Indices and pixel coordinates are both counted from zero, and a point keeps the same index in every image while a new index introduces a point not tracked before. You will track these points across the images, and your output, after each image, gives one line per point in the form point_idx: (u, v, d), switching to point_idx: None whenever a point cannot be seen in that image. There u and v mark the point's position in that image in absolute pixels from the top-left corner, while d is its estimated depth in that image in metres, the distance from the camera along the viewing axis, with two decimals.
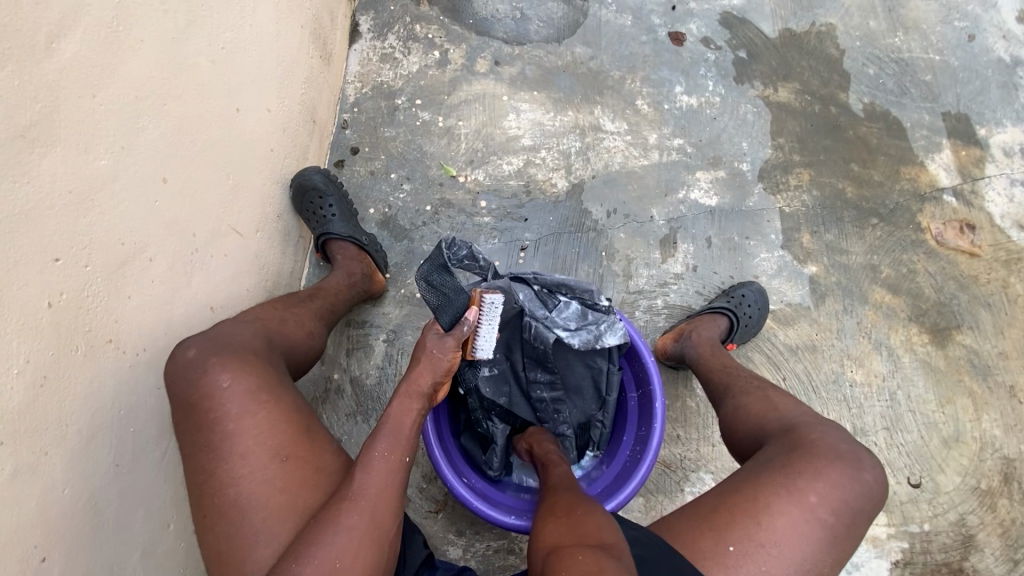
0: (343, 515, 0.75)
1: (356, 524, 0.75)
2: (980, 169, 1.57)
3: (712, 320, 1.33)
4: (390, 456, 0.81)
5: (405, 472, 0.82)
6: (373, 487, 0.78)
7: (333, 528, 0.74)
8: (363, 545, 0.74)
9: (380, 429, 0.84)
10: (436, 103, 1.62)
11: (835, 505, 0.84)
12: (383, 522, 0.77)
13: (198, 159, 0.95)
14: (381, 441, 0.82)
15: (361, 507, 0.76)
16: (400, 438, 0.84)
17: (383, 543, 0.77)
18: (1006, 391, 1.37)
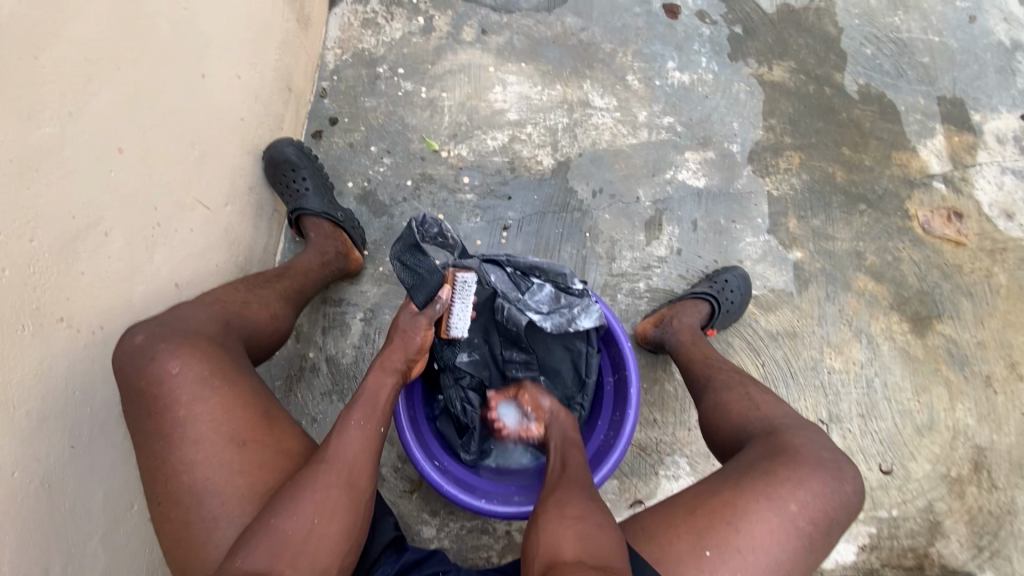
0: (319, 477, 0.75)
1: (333, 483, 0.75)
2: (971, 156, 1.55)
3: (695, 306, 1.30)
4: (366, 422, 0.83)
5: (378, 439, 0.83)
6: (349, 449, 0.79)
7: (309, 489, 0.73)
8: (341, 506, 0.74)
9: (355, 399, 0.86)
10: (419, 72, 1.55)
11: (816, 516, 0.75)
12: (359, 482, 0.77)
13: (158, 127, 0.90)
14: (356, 408, 0.84)
15: (339, 468, 0.76)
16: (376, 406, 0.86)
17: (359, 507, 0.76)
18: (982, 381, 1.38)
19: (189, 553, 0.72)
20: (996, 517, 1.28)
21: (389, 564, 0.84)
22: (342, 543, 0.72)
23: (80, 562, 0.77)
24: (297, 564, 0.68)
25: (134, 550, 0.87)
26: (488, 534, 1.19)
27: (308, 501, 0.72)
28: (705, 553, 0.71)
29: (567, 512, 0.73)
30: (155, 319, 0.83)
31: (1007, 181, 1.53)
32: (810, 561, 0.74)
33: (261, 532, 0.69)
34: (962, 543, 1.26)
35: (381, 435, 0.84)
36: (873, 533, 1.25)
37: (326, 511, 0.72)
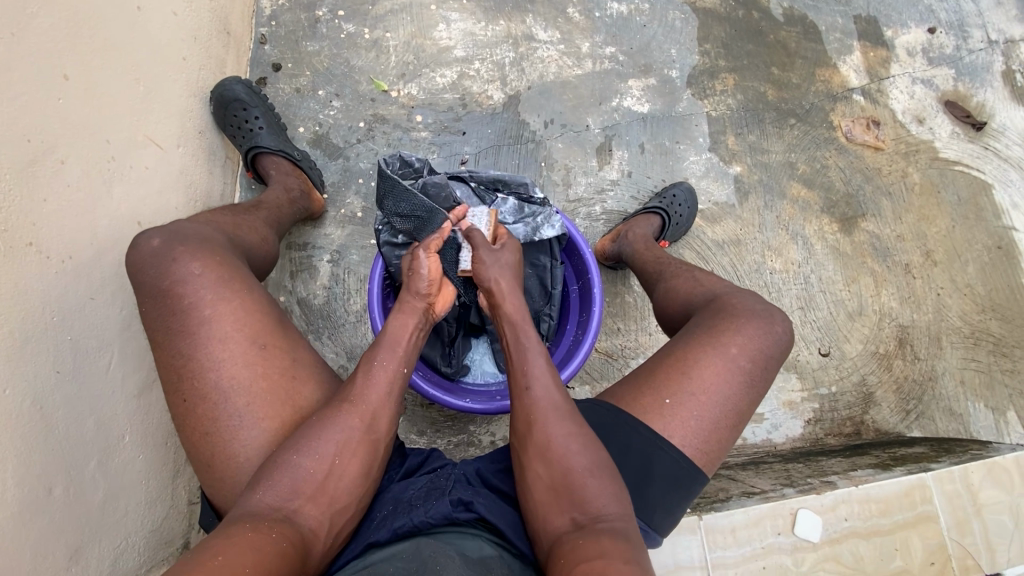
0: (341, 419, 0.78)
1: (354, 427, 0.78)
2: (886, 69, 1.67)
3: (647, 219, 1.39)
4: (390, 365, 0.84)
5: (403, 382, 0.85)
6: (374, 392, 0.81)
7: (330, 428, 0.77)
8: (360, 447, 0.78)
9: (379, 343, 0.87)
10: (359, 14, 1.52)
11: (754, 354, 0.89)
12: (380, 427, 0.80)
13: (97, 57, 0.91)
14: (384, 350, 0.85)
15: (362, 410, 0.79)
16: (398, 349, 0.86)
17: (377, 447, 0.80)
18: (902, 269, 1.54)
19: (215, 450, 0.77)
20: (919, 384, 1.46)
21: (394, 469, 0.86)
22: (361, 478, 0.77)
23: (82, 484, 0.81)
24: (317, 499, 0.73)
25: (129, 477, 0.92)
26: (473, 445, 1.29)
27: (329, 439, 0.76)
28: (665, 401, 0.83)
29: (556, 463, 0.76)
30: (167, 227, 0.86)
31: (917, 90, 1.67)
32: (753, 392, 0.88)
33: (283, 465, 0.74)
34: (891, 408, 1.44)
35: (405, 377, 0.86)
36: (816, 408, 1.41)
37: (346, 451, 0.77)
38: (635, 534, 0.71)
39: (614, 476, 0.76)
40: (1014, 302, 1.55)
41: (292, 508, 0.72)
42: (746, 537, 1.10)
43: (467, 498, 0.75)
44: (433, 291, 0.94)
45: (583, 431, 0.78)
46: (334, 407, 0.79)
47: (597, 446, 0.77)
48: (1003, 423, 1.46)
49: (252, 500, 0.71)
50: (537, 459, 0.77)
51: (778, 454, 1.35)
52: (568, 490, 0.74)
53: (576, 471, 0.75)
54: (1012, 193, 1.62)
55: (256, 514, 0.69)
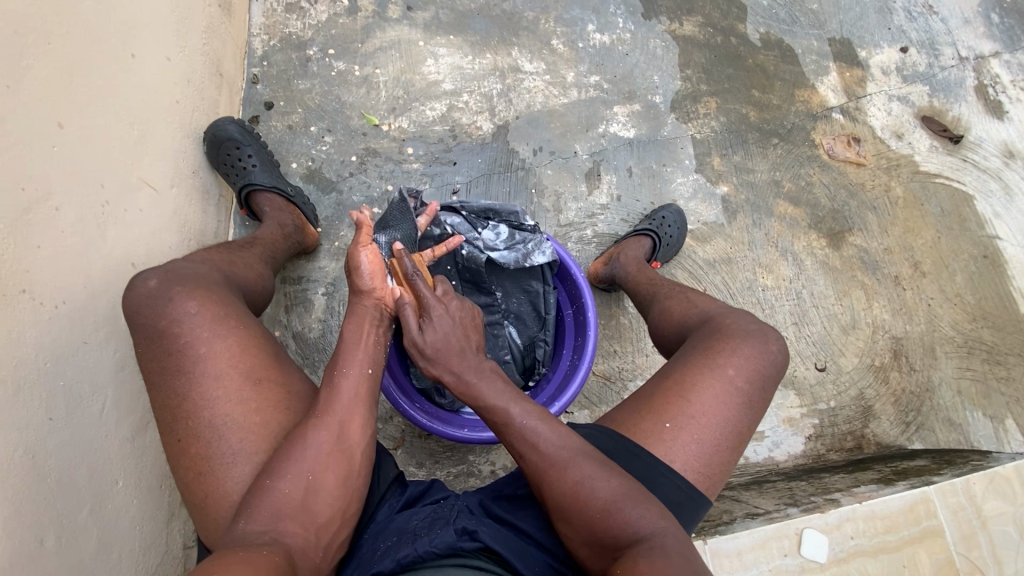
0: (311, 434, 0.78)
1: (324, 441, 0.78)
2: (862, 88, 1.72)
3: (638, 241, 1.40)
4: (352, 372, 0.84)
5: (370, 381, 0.85)
6: (341, 400, 0.81)
7: (302, 447, 0.76)
8: (334, 459, 0.77)
9: (336, 355, 0.86)
10: (350, 51, 1.56)
11: (751, 374, 0.89)
12: (350, 438, 0.80)
13: (93, 104, 0.93)
14: (345, 358, 0.85)
15: (329, 424, 0.79)
16: (357, 354, 0.86)
17: (353, 456, 0.80)
18: (892, 281, 1.56)
19: (209, 488, 0.76)
20: (917, 395, 1.46)
21: (394, 498, 0.85)
22: (341, 485, 0.77)
23: (74, 533, 0.79)
24: (300, 516, 0.73)
25: (123, 523, 0.90)
26: (473, 476, 1.28)
27: (302, 459, 0.76)
28: (665, 425, 0.83)
29: (574, 510, 0.74)
30: (164, 268, 0.86)
31: (894, 107, 1.72)
32: (751, 412, 0.88)
33: (263, 493, 0.73)
34: (892, 421, 1.44)
35: (373, 377, 0.86)
36: (816, 424, 1.41)
37: (320, 467, 0.76)
38: (680, 545, 0.69)
39: (646, 497, 0.74)
40: (1005, 310, 1.56)
41: (276, 531, 0.71)
42: (753, 559, 1.08)
43: (472, 527, 0.74)
44: (378, 285, 0.92)
45: (592, 465, 0.76)
46: (302, 425, 0.79)
47: (611, 471, 0.76)
48: (1003, 431, 1.46)
49: (238, 529, 0.70)
50: (559, 508, 0.75)
51: (781, 472, 1.34)
52: (600, 530, 0.72)
53: (597, 515, 0.73)
54: (994, 204, 1.66)
55: (245, 541, 0.68)
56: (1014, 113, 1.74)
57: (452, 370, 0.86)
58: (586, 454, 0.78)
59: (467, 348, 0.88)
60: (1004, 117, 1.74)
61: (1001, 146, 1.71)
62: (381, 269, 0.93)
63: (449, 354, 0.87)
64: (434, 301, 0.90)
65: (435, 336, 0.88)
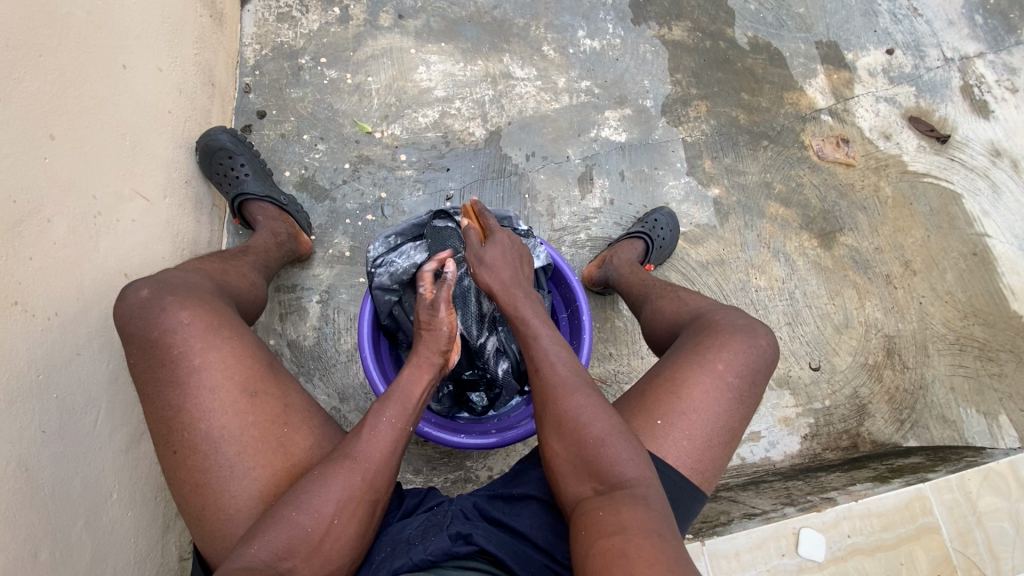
0: (343, 475, 0.76)
1: (353, 486, 0.76)
2: (850, 89, 1.75)
3: (631, 244, 1.41)
4: (394, 424, 0.82)
5: (407, 440, 0.83)
6: (377, 448, 0.79)
7: (329, 485, 0.75)
8: (357, 509, 0.76)
9: (389, 396, 0.85)
10: (341, 60, 1.57)
11: (740, 368, 0.89)
12: (378, 486, 0.78)
13: (85, 116, 0.93)
14: (396, 388, 0.86)
15: (363, 467, 0.78)
16: (408, 404, 0.85)
17: (376, 508, 0.78)
18: (884, 279, 1.58)
19: (207, 501, 0.76)
20: (911, 393, 1.47)
21: (392, 511, 0.85)
22: (356, 540, 0.75)
23: (68, 547, 0.79)
24: (312, 559, 0.71)
25: (117, 536, 0.89)
26: (471, 481, 1.28)
27: (326, 497, 0.75)
28: (656, 422, 0.84)
29: (569, 429, 0.77)
30: (155, 277, 0.86)
31: (882, 108, 1.74)
32: (742, 407, 0.88)
33: (279, 519, 0.72)
34: (886, 419, 1.45)
35: (409, 434, 0.84)
36: (812, 423, 1.42)
37: (345, 512, 0.75)
38: (659, 495, 0.71)
39: (634, 438, 0.76)
40: (995, 307, 1.58)
41: (285, 568, 0.70)
42: (751, 559, 1.08)
43: (466, 531, 0.74)
44: (448, 320, 0.91)
45: (594, 398, 0.79)
46: (336, 462, 0.78)
47: (610, 412, 0.78)
48: (996, 427, 1.47)
49: (245, 554, 0.69)
50: (555, 424, 0.79)
51: (778, 472, 1.35)
52: (586, 451, 0.75)
53: (589, 439, 0.76)
54: (982, 202, 1.68)
55: (252, 567, 0.67)
56: (999, 113, 1.77)
57: (502, 281, 0.91)
58: (591, 389, 0.80)
59: (518, 276, 0.94)
60: (990, 116, 1.76)
61: (987, 145, 1.73)
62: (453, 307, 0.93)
63: (502, 269, 0.92)
64: (498, 229, 0.96)
65: (494, 252, 0.93)
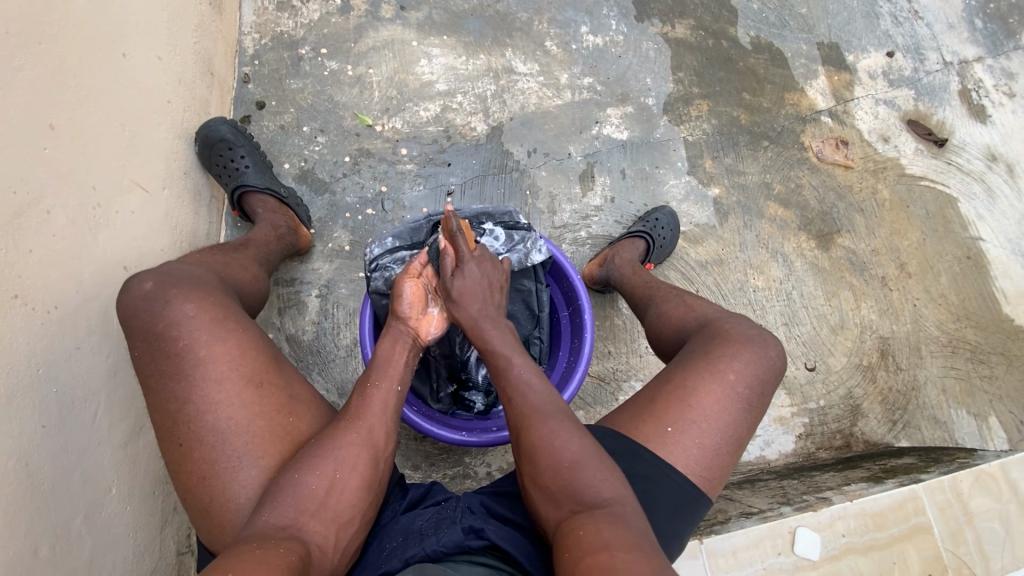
0: (342, 438, 0.79)
1: (353, 442, 0.79)
2: (850, 92, 1.75)
3: (632, 243, 1.41)
4: (382, 388, 0.86)
5: (398, 399, 0.86)
6: (371, 410, 0.83)
7: (332, 445, 0.78)
8: (361, 461, 0.78)
9: (371, 367, 0.88)
10: (342, 51, 1.55)
11: (750, 380, 0.90)
12: (379, 443, 0.81)
13: (85, 106, 0.92)
14: (378, 370, 0.87)
15: (360, 427, 0.81)
16: (390, 370, 0.88)
17: (378, 463, 0.80)
18: (879, 282, 1.59)
19: (213, 491, 0.75)
20: (903, 394, 1.49)
21: (396, 501, 0.85)
22: (362, 493, 0.77)
23: (67, 542, 0.78)
24: (321, 514, 0.73)
25: (116, 531, 0.89)
26: (469, 478, 1.28)
27: (329, 456, 0.77)
28: (667, 429, 0.84)
29: (543, 458, 0.77)
30: (159, 269, 0.86)
31: (881, 111, 1.75)
32: (750, 416, 0.89)
33: (286, 484, 0.73)
34: (879, 419, 1.47)
35: (399, 396, 0.87)
36: (806, 423, 1.43)
37: (346, 467, 0.77)
38: (634, 513, 0.71)
39: (609, 460, 0.76)
40: (987, 310, 1.60)
41: (295, 527, 0.71)
42: (747, 557, 1.10)
43: (478, 525, 0.74)
44: (416, 312, 0.96)
45: (567, 424, 0.79)
46: (332, 429, 0.80)
47: (613, 475, 0.75)
48: (986, 428, 1.50)
49: (255, 523, 0.70)
50: (529, 453, 0.78)
51: (773, 471, 1.37)
52: (558, 476, 0.75)
53: (563, 463, 0.75)
54: (977, 206, 1.70)
55: (262, 534, 0.68)
56: (996, 117, 1.78)
57: (470, 313, 0.93)
58: (596, 456, 0.76)
59: (489, 300, 0.95)
60: (986, 121, 1.78)
61: (983, 149, 1.75)
62: (421, 300, 0.98)
63: (471, 298, 0.93)
64: (470, 255, 0.96)
65: (465, 283, 0.94)
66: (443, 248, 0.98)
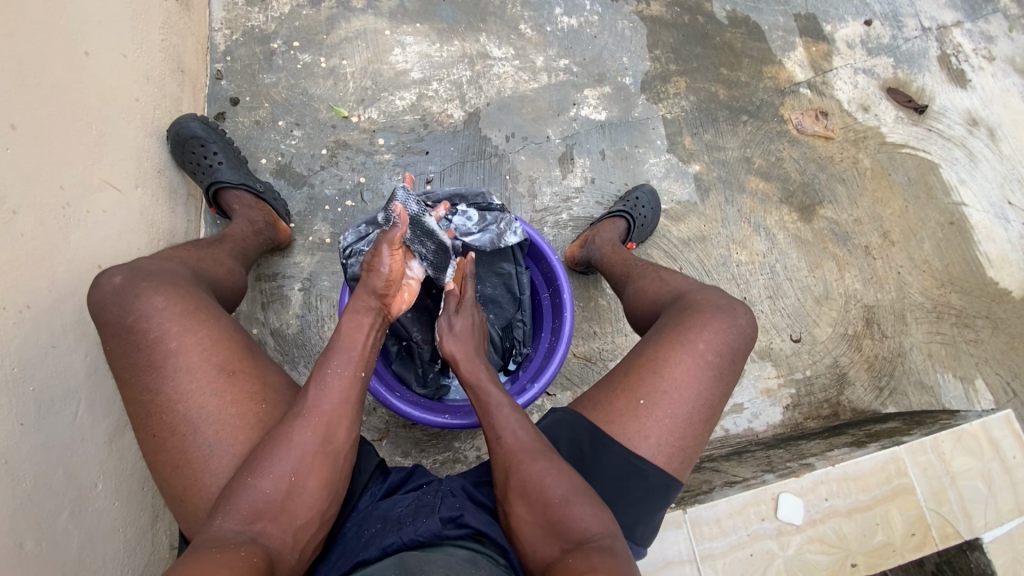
0: (299, 436, 0.76)
1: (309, 442, 0.76)
2: (828, 62, 1.74)
3: (612, 223, 1.41)
4: (343, 374, 0.81)
5: (360, 386, 0.82)
6: (328, 401, 0.79)
7: (287, 446, 0.75)
8: (317, 463, 0.76)
9: (332, 348, 0.83)
10: (315, 43, 1.54)
11: (720, 347, 0.90)
12: (337, 440, 0.78)
13: (47, 105, 0.91)
14: (337, 358, 0.82)
15: (317, 422, 0.77)
16: (353, 354, 0.83)
17: (338, 460, 0.78)
18: (863, 251, 1.60)
19: (186, 481, 0.76)
20: (889, 361, 1.50)
21: (376, 486, 0.85)
22: (325, 495, 0.76)
23: (54, 537, 0.79)
24: (280, 519, 0.72)
25: (105, 527, 0.90)
26: (460, 461, 1.29)
27: (284, 458, 0.74)
28: (639, 402, 0.85)
29: (535, 497, 0.75)
30: (128, 264, 0.86)
31: (860, 80, 1.74)
32: (722, 384, 0.90)
33: (239, 488, 0.72)
34: (865, 387, 1.47)
35: (364, 381, 0.84)
36: (793, 393, 1.44)
37: (304, 469, 0.75)
38: (586, 509, 0.74)
39: (592, 493, 0.76)
40: (971, 274, 1.60)
41: (255, 530, 0.71)
42: (732, 525, 1.11)
43: (456, 514, 0.75)
44: (391, 289, 0.89)
45: (557, 462, 0.78)
46: (289, 424, 0.77)
47: (573, 474, 0.78)
48: (972, 391, 1.51)
49: (211, 528, 0.69)
50: (519, 491, 0.76)
51: (761, 442, 1.38)
52: (552, 517, 0.74)
53: (554, 500, 0.75)
54: (959, 170, 1.69)
55: (220, 542, 0.68)
56: (976, 81, 1.77)
57: (465, 352, 0.91)
58: (552, 452, 0.80)
59: (480, 348, 0.95)
60: (966, 85, 1.77)
61: (964, 114, 1.74)
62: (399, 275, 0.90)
63: (463, 340, 0.93)
64: (473, 309, 0.99)
65: (460, 324, 0.95)
66: (449, 289, 1.02)
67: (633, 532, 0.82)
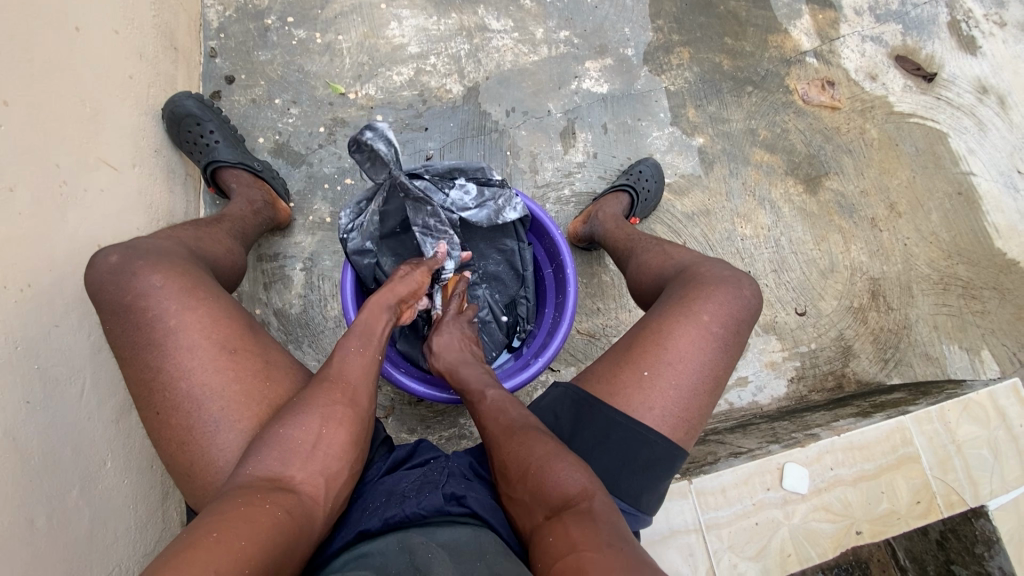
0: (323, 395, 0.80)
1: (336, 401, 0.80)
2: (835, 30, 1.70)
3: (616, 198, 1.39)
4: (365, 353, 0.88)
5: (376, 364, 0.89)
6: (352, 372, 0.84)
7: (312, 405, 0.78)
8: (345, 418, 0.79)
9: (352, 332, 0.91)
10: (309, 18, 1.51)
11: (725, 319, 0.89)
12: (362, 402, 0.83)
13: (40, 82, 0.90)
14: (356, 340, 0.89)
15: (343, 386, 0.82)
16: (372, 336, 0.91)
17: (361, 418, 0.81)
18: (869, 223, 1.58)
19: (194, 457, 0.76)
20: (894, 333, 1.50)
21: (381, 460, 0.86)
22: (349, 445, 0.78)
23: (66, 513, 0.80)
24: (308, 467, 0.73)
25: (115, 503, 0.90)
26: (466, 437, 1.30)
27: (310, 413, 0.77)
28: (643, 373, 0.85)
29: (517, 476, 0.77)
30: (127, 243, 0.85)
31: (868, 48, 1.70)
32: (728, 356, 0.89)
33: (269, 440, 0.74)
34: (870, 359, 1.47)
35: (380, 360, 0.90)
36: (798, 366, 1.44)
37: (331, 421, 0.78)
38: (568, 477, 0.74)
39: (573, 459, 0.77)
40: (979, 244, 1.59)
41: (283, 483, 0.71)
42: (736, 494, 1.12)
43: (460, 493, 0.75)
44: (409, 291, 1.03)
45: (536, 436, 0.80)
46: (315, 386, 0.81)
47: (551, 441, 0.79)
48: (978, 362, 1.50)
49: (241, 477, 0.70)
50: (503, 473, 0.78)
51: (765, 415, 1.38)
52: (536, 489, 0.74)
53: (533, 471, 0.76)
54: (968, 140, 1.66)
55: (251, 487, 0.69)
56: (987, 47, 1.73)
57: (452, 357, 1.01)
58: (530, 427, 0.82)
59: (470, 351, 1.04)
60: (977, 52, 1.72)
61: (974, 82, 1.70)
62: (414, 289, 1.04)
63: (451, 348, 1.03)
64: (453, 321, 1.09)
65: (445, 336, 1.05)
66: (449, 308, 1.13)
67: (638, 503, 0.82)
